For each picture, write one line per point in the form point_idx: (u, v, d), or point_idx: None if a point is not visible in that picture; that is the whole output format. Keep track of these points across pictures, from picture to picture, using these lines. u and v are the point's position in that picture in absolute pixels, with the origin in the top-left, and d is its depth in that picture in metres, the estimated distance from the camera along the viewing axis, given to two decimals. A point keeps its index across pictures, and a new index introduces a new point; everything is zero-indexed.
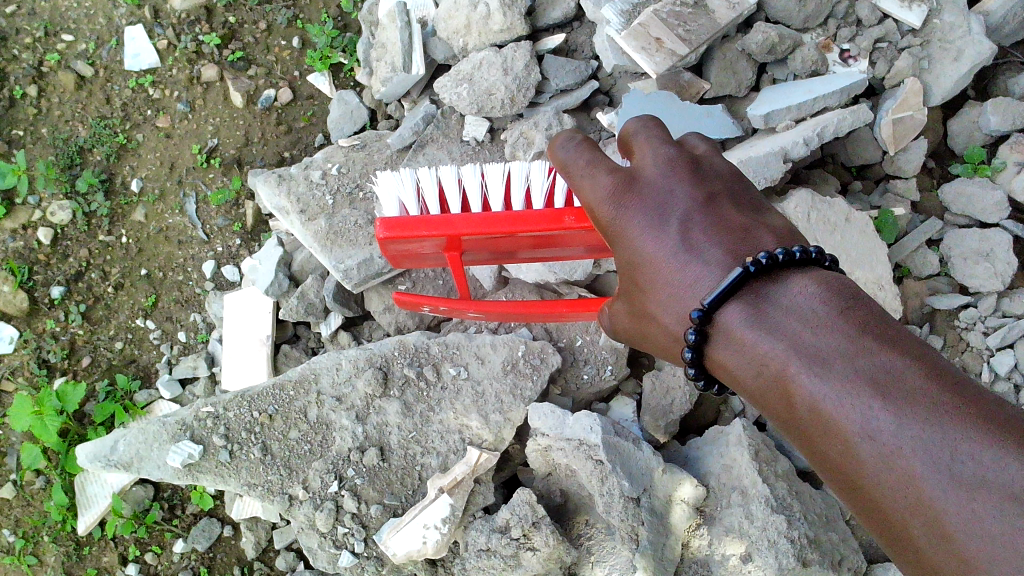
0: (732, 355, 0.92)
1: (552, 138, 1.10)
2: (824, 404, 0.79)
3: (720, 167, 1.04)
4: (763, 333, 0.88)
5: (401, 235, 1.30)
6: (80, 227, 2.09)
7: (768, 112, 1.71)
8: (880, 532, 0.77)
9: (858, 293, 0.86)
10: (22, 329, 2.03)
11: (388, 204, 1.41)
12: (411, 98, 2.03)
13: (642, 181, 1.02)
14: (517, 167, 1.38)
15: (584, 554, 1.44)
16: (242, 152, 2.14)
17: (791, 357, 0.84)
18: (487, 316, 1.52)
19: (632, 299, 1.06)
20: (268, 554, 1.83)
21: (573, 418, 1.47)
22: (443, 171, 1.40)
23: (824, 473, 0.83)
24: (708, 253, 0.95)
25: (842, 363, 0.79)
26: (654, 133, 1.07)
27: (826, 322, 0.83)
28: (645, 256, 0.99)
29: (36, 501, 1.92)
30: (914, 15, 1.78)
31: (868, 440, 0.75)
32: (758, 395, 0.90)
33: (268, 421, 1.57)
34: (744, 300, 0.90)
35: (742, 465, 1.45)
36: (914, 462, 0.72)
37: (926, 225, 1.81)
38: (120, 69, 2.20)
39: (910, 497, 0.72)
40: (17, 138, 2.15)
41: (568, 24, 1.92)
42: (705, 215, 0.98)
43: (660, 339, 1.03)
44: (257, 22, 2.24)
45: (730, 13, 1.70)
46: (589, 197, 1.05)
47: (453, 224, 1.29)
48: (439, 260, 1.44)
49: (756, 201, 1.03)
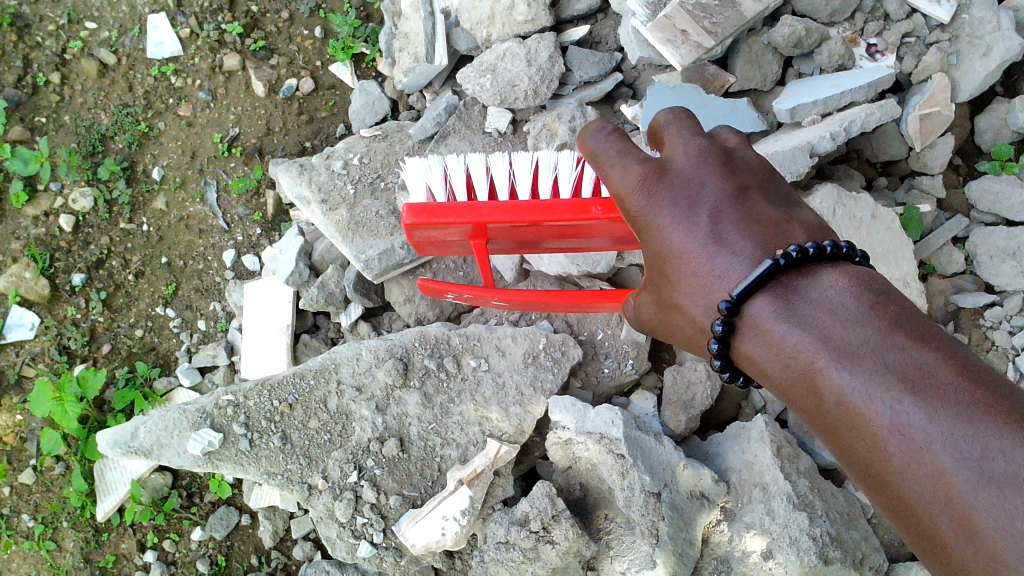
0: (758, 348, 0.92)
1: (581, 127, 1.09)
2: (853, 398, 0.79)
3: (750, 160, 1.04)
4: (792, 326, 0.87)
5: (428, 222, 1.30)
6: (101, 214, 2.10)
7: (794, 106, 1.69)
8: (907, 529, 0.76)
9: (888, 288, 0.85)
10: (43, 315, 2.04)
11: (415, 189, 1.41)
12: (433, 89, 2.03)
13: (673, 172, 1.01)
14: (546, 155, 1.36)
15: (603, 548, 1.41)
16: (263, 141, 2.14)
17: (819, 350, 0.83)
18: (511, 304, 1.52)
19: (659, 290, 1.05)
20: (286, 543, 1.84)
21: (595, 411, 1.47)
22: (472, 158, 1.40)
23: (850, 468, 0.82)
24: (738, 245, 0.95)
25: (872, 357, 0.79)
26: (685, 125, 1.05)
27: (857, 317, 0.83)
28: (674, 247, 0.99)
29: (56, 487, 1.93)
30: (944, 10, 1.76)
31: (897, 434, 0.75)
32: (784, 388, 0.90)
33: (288, 410, 1.57)
34: (773, 293, 0.90)
35: (764, 461, 1.44)
36: (944, 458, 0.71)
37: (952, 222, 1.80)
38: (142, 57, 2.20)
39: (939, 493, 0.71)
40: (40, 125, 2.16)
41: (592, 15, 1.91)
42: (736, 208, 0.97)
43: (686, 330, 1.03)
44: (279, 12, 2.24)
45: (756, 6, 1.68)
46: (618, 186, 1.04)
47: (480, 212, 1.29)
48: (465, 248, 1.43)
49: (786, 196, 1.03)
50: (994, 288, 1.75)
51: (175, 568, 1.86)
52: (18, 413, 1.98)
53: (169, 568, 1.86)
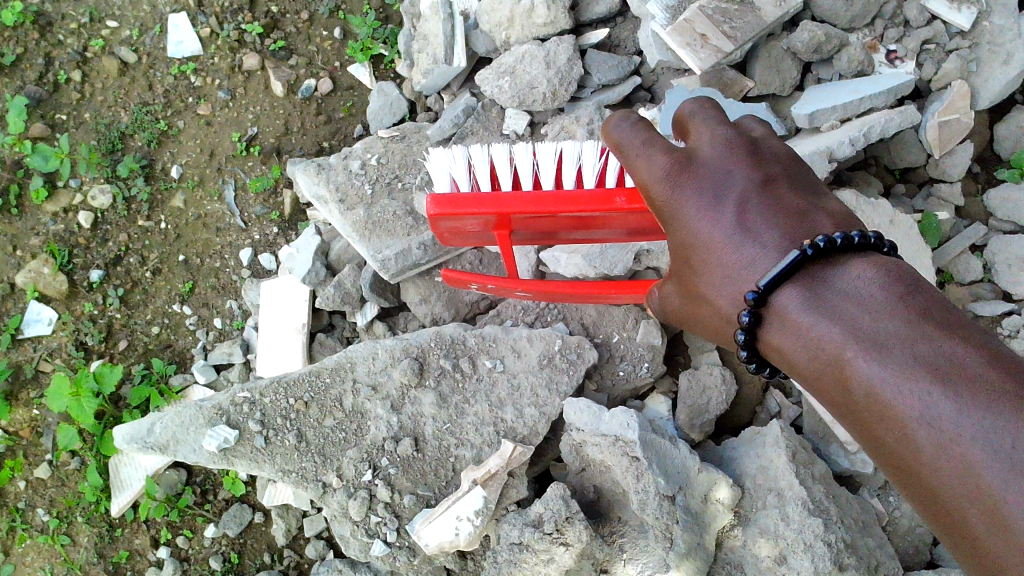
0: (786, 339, 0.92)
1: (607, 118, 1.11)
2: (881, 389, 0.79)
3: (776, 149, 1.04)
4: (819, 317, 0.87)
5: (451, 212, 1.32)
6: (120, 212, 2.11)
7: (813, 111, 1.69)
8: (936, 520, 0.76)
9: (918, 279, 0.85)
10: (61, 312, 2.05)
11: (439, 179, 1.42)
12: (451, 90, 2.03)
13: (699, 162, 1.01)
14: (569, 146, 1.37)
15: (616, 551, 1.41)
16: (281, 141, 2.15)
17: (847, 341, 0.83)
18: (533, 295, 1.54)
19: (684, 280, 1.05)
20: (298, 542, 1.84)
21: (610, 414, 1.46)
22: (495, 148, 1.40)
23: (879, 460, 0.82)
24: (766, 235, 0.94)
25: (902, 348, 0.78)
26: (710, 116, 1.07)
27: (885, 308, 0.82)
28: (700, 238, 0.99)
29: (71, 482, 1.94)
30: (964, 17, 1.75)
31: (927, 426, 0.74)
32: (811, 379, 0.89)
33: (303, 408, 1.58)
34: (801, 283, 0.90)
35: (779, 466, 1.44)
36: (974, 450, 0.70)
37: (970, 229, 1.79)
38: (162, 56, 2.21)
39: (968, 486, 0.71)
40: (61, 122, 2.17)
41: (611, 19, 1.91)
42: (762, 197, 0.97)
43: (712, 320, 1.03)
44: (299, 13, 2.25)
45: (777, 11, 1.68)
46: (644, 176, 1.05)
47: (503, 203, 1.30)
48: (487, 238, 1.44)
49: (814, 185, 1.02)
50: (1011, 297, 1.74)
51: (188, 565, 1.86)
52: (35, 408, 2.00)
53: (182, 564, 1.86)
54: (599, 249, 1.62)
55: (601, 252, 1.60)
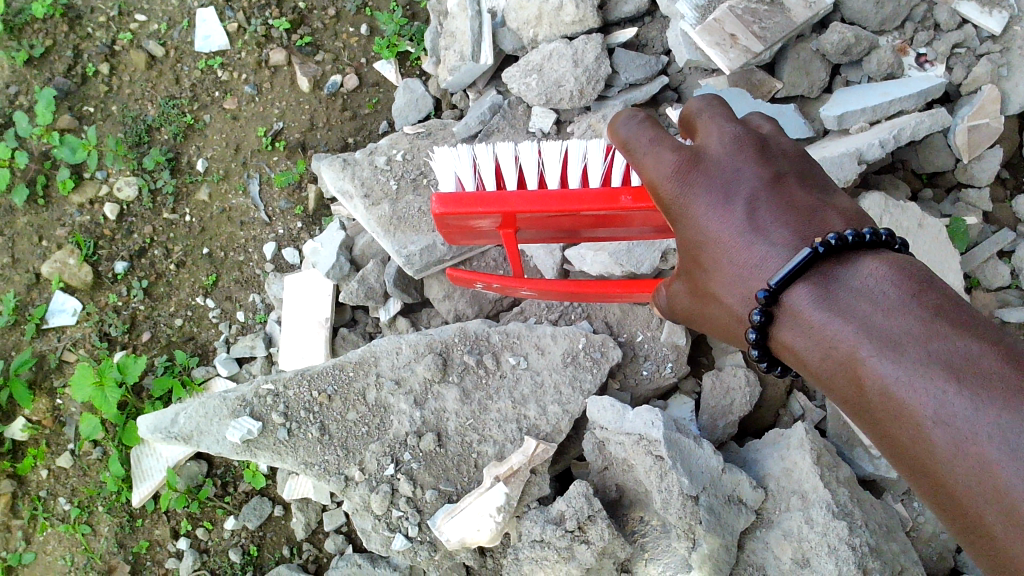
0: (797, 336, 0.90)
1: (613, 115, 1.08)
2: (895, 388, 0.78)
3: (785, 145, 1.03)
4: (832, 314, 0.86)
5: (456, 211, 1.31)
6: (145, 204, 2.12)
7: (842, 113, 1.68)
8: (950, 518, 0.76)
9: (930, 276, 0.84)
10: (85, 302, 2.06)
11: (444, 178, 1.40)
12: (476, 88, 2.03)
13: (707, 159, 1.00)
14: (575, 145, 1.37)
15: (637, 551, 1.43)
16: (306, 136, 2.16)
17: (861, 339, 0.82)
18: (540, 293, 1.52)
19: (694, 279, 1.05)
20: (317, 536, 1.84)
21: (634, 412, 1.46)
22: (500, 147, 1.40)
23: (893, 459, 0.82)
24: (777, 234, 0.94)
25: (916, 347, 0.77)
26: (718, 113, 1.05)
27: (899, 307, 0.81)
28: (710, 236, 0.98)
29: (92, 472, 1.95)
30: (995, 21, 1.74)
31: (941, 424, 0.74)
32: (822, 377, 0.88)
33: (326, 401, 1.58)
34: (813, 281, 0.89)
35: (804, 469, 1.43)
36: (990, 449, 0.70)
37: (997, 236, 1.77)
38: (190, 50, 2.23)
39: (986, 485, 0.70)
40: (88, 114, 2.18)
41: (639, 18, 1.91)
42: (772, 194, 0.97)
43: (724, 319, 1.02)
44: (326, 9, 2.26)
45: (806, 12, 1.67)
46: (652, 174, 1.03)
47: (509, 202, 1.28)
48: (495, 236, 1.44)
49: (823, 180, 1.01)
50: None
51: (207, 556, 1.86)
52: (57, 397, 2.01)
53: (201, 556, 1.86)
54: (626, 247, 1.62)
55: (628, 250, 1.60)
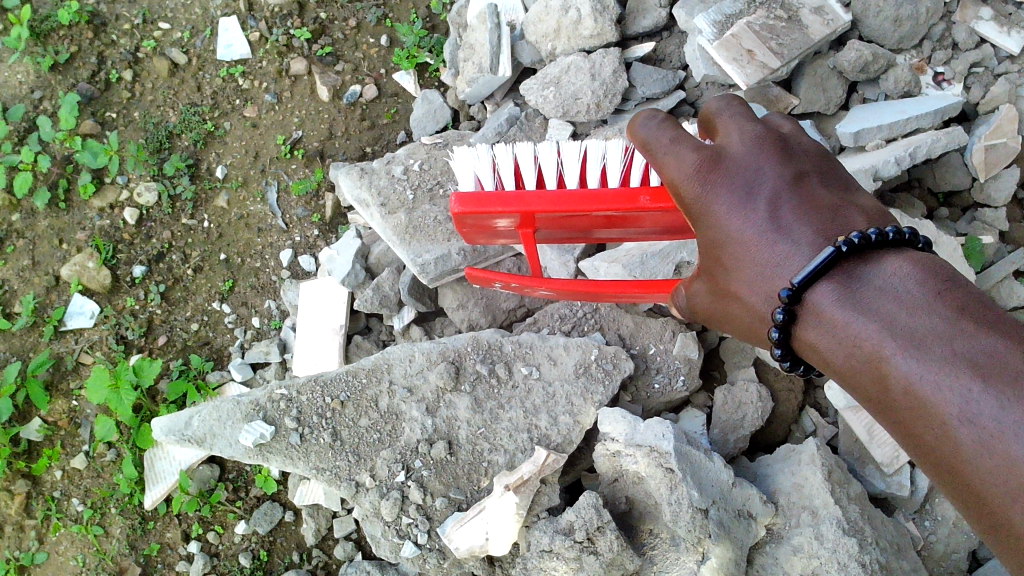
0: (820, 335, 0.91)
1: (632, 116, 1.09)
2: (921, 386, 0.78)
3: (806, 145, 1.04)
4: (855, 313, 0.86)
5: (474, 210, 1.32)
6: (164, 209, 2.15)
7: (859, 130, 1.68)
8: (976, 517, 0.76)
9: (954, 273, 0.84)
10: (103, 305, 2.08)
11: (463, 177, 1.42)
12: (494, 100, 2.05)
13: (728, 158, 1.01)
14: (594, 145, 1.38)
15: (647, 563, 1.43)
16: (324, 145, 2.17)
17: (885, 338, 0.82)
18: (556, 294, 1.53)
19: (714, 278, 1.05)
20: (327, 542, 1.85)
21: (645, 424, 1.44)
22: (520, 147, 1.40)
23: (917, 456, 0.82)
24: (799, 233, 0.95)
25: (941, 345, 0.78)
26: (737, 112, 1.06)
27: (923, 305, 0.82)
28: (731, 235, 0.99)
29: (106, 473, 1.97)
30: (1013, 41, 1.75)
31: (967, 423, 0.74)
32: (846, 376, 0.88)
33: (339, 407, 1.59)
34: (836, 280, 0.89)
35: (814, 485, 1.42)
36: (1017, 448, 0.70)
37: (1015, 255, 1.76)
38: (212, 59, 2.25)
39: (1014, 483, 0.71)
40: (110, 120, 2.22)
41: (658, 33, 1.92)
42: (794, 194, 0.97)
43: (745, 318, 1.02)
44: (347, 20, 2.28)
45: (824, 30, 1.69)
46: (672, 174, 1.03)
47: (527, 201, 1.29)
48: (512, 236, 1.45)
49: (844, 180, 1.02)
50: None
51: (217, 561, 1.87)
52: (74, 399, 2.03)
53: (211, 560, 1.87)
54: (640, 259, 1.62)
55: (642, 262, 1.61)
